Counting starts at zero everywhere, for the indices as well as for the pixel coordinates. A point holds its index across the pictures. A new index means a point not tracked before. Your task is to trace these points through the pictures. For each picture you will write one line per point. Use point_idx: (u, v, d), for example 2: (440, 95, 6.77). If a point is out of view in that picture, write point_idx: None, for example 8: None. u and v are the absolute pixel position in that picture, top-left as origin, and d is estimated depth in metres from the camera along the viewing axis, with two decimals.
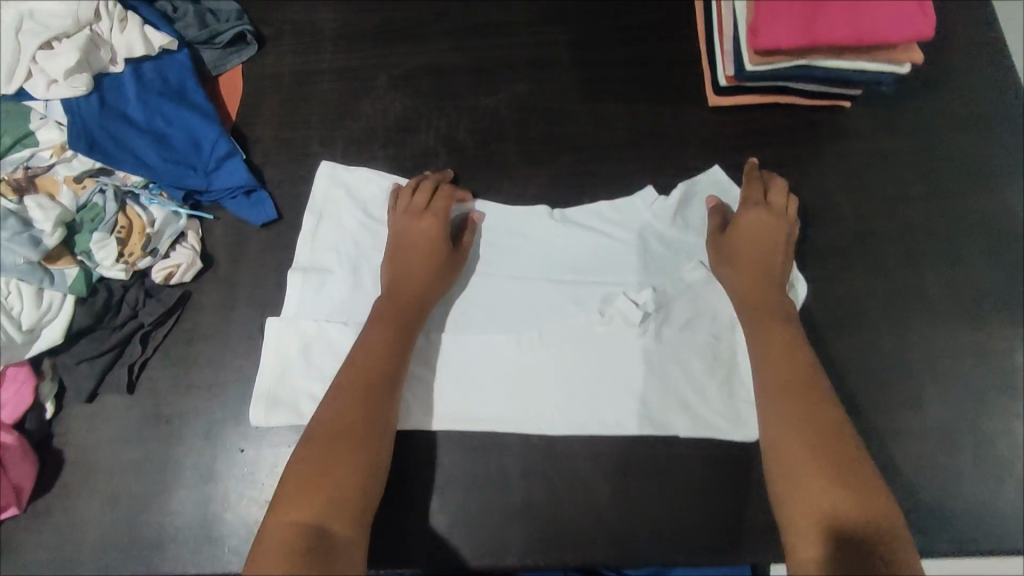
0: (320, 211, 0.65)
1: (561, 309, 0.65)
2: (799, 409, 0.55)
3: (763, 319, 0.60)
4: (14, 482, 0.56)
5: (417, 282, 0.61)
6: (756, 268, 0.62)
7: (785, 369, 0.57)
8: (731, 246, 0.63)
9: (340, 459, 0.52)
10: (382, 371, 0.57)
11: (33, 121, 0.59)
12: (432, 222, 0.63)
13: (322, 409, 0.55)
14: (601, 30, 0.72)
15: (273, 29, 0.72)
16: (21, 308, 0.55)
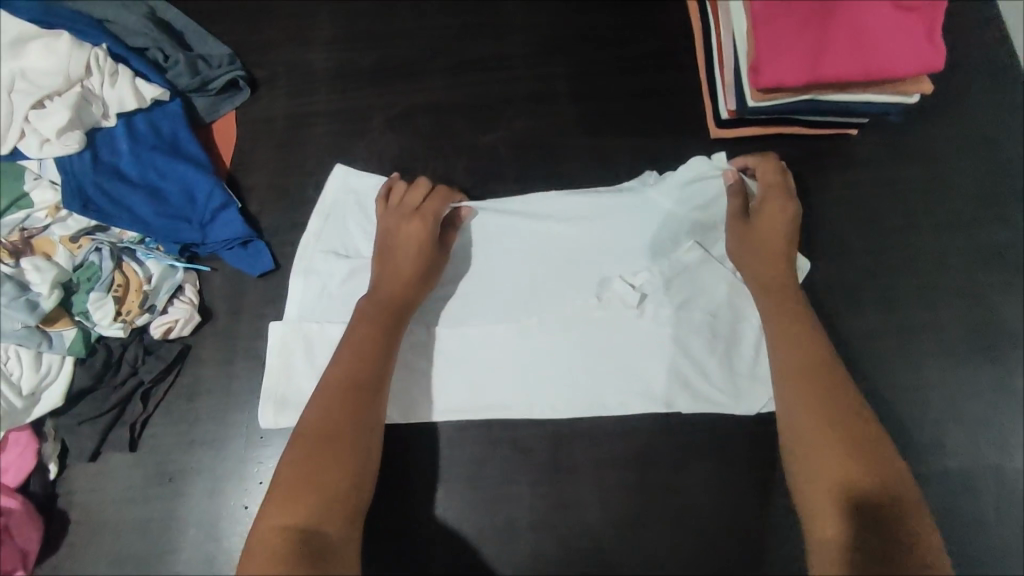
0: (327, 213, 0.65)
1: (556, 294, 0.61)
2: (831, 403, 0.50)
3: (788, 306, 0.55)
4: (20, 546, 0.55)
5: (403, 273, 0.57)
6: (780, 255, 0.57)
7: (812, 362, 0.52)
8: (754, 233, 0.57)
9: (330, 460, 0.49)
10: (368, 368, 0.53)
11: (28, 182, 0.60)
12: (420, 220, 0.58)
13: (308, 409, 0.51)
14: (598, 62, 0.70)
15: (267, 72, 0.72)
16: (21, 373, 0.56)
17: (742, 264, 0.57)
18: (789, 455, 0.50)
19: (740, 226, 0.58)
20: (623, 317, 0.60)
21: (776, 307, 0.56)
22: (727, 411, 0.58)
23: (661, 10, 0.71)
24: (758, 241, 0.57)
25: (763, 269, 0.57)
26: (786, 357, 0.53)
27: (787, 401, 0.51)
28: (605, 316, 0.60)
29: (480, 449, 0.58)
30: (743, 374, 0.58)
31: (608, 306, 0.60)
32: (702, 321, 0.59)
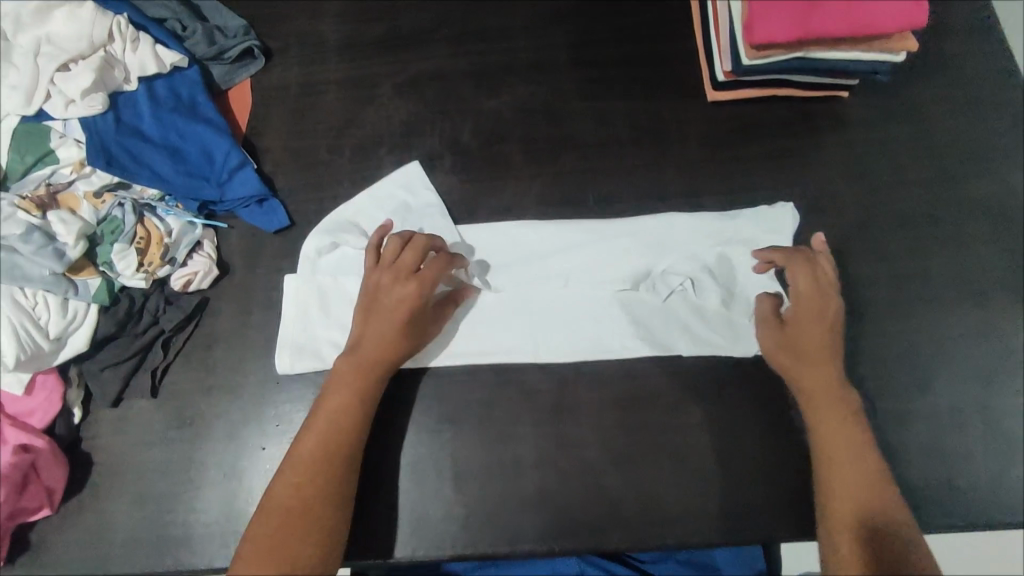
0: (373, 196, 0.68)
1: (567, 247, 0.66)
2: (869, 492, 0.55)
3: (832, 394, 0.58)
4: (47, 484, 0.57)
5: (387, 344, 0.58)
6: (828, 342, 0.59)
7: (851, 451, 0.56)
8: (790, 335, 0.60)
9: (297, 536, 0.52)
10: (341, 442, 0.55)
11: (53, 140, 0.63)
12: (413, 287, 0.58)
13: (280, 477, 0.55)
14: (598, 32, 0.73)
15: (279, 43, 0.75)
16: (48, 317, 0.58)
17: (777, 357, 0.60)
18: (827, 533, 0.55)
19: (778, 330, 0.60)
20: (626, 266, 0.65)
21: (818, 397, 0.58)
22: (724, 354, 0.61)
23: None
24: (802, 338, 0.59)
25: (804, 363, 0.59)
26: (829, 447, 0.56)
27: (830, 486, 0.55)
28: (609, 267, 0.65)
29: (489, 391, 0.61)
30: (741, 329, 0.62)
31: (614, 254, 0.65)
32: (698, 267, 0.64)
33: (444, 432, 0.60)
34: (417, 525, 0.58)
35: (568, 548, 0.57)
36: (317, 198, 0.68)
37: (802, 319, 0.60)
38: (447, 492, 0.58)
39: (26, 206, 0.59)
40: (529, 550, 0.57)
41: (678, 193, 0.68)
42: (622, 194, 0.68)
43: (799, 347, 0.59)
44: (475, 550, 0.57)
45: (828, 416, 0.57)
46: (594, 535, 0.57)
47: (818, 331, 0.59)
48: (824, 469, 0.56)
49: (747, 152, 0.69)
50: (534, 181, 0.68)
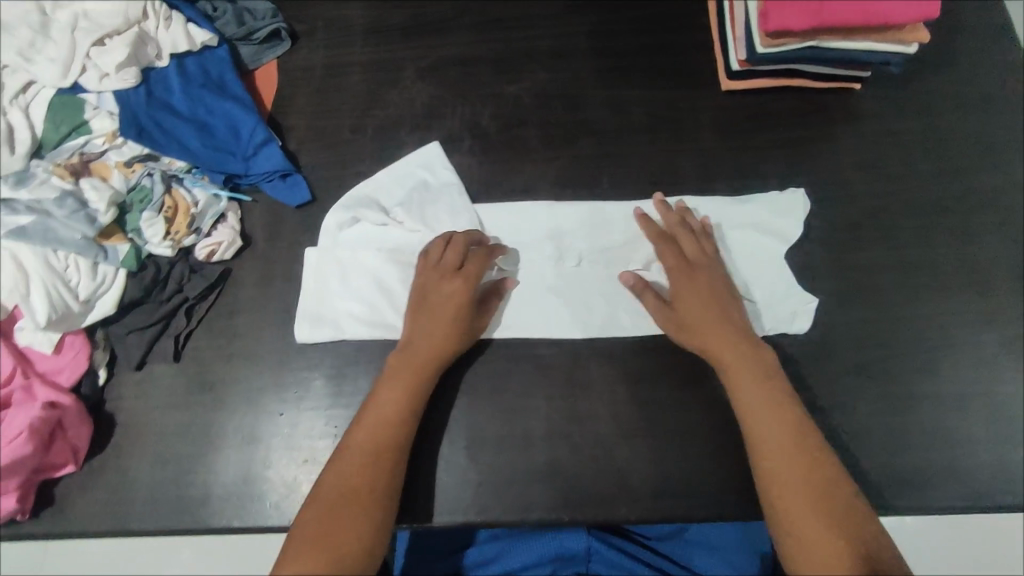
0: (393, 173, 0.70)
1: (582, 228, 0.67)
2: (794, 443, 0.55)
3: (733, 354, 0.59)
4: (72, 443, 0.59)
5: (438, 341, 0.60)
6: (714, 305, 0.61)
7: (768, 415, 0.56)
8: (683, 315, 0.61)
9: (347, 522, 0.53)
10: (394, 435, 0.57)
11: (87, 112, 0.65)
12: (461, 284, 0.61)
13: (332, 469, 0.56)
14: (616, 22, 0.75)
15: (306, 26, 0.77)
16: (79, 281, 0.60)
17: (681, 336, 0.61)
18: (772, 506, 0.54)
19: (669, 313, 0.62)
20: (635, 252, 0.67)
21: (722, 364, 0.59)
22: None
23: None
24: (691, 306, 0.61)
25: (700, 329, 0.60)
26: (748, 409, 0.57)
27: (756, 447, 0.56)
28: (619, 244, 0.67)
29: (503, 364, 0.62)
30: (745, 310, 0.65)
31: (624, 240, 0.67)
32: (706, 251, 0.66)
33: (458, 402, 0.61)
34: (431, 491, 0.59)
35: (579, 518, 0.58)
36: (340, 175, 0.70)
37: (687, 289, 0.62)
38: (461, 461, 0.60)
39: (60, 172, 0.61)
40: (540, 518, 0.58)
41: (692, 179, 0.69)
42: (637, 179, 0.69)
43: (688, 317, 0.61)
44: (487, 517, 0.58)
45: (733, 377, 0.58)
46: (604, 507, 0.58)
47: (704, 297, 0.61)
48: (750, 437, 0.57)
49: (761, 141, 0.70)
50: (551, 163, 0.70)
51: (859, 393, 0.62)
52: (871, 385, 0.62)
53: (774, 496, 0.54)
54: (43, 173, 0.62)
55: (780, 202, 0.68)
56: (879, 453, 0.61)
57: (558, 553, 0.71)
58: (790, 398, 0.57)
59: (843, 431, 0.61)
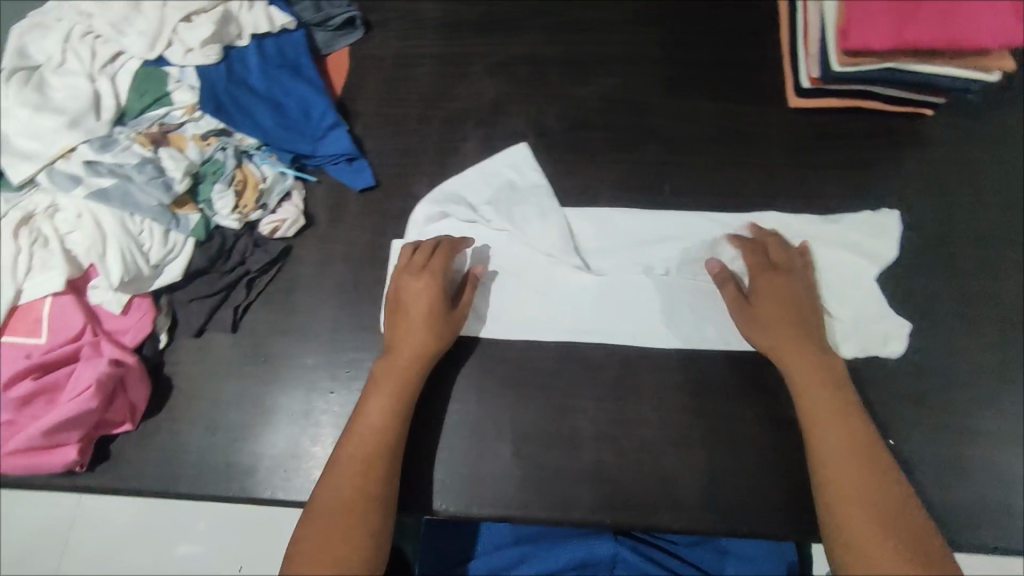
0: (481, 171, 0.70)
1: (662, 239, 0.67)
2: (861, 455, 0.54)
3: (804, 355, 0.59)
4: (131, 401, 0.61)
5: (418, 345, 0.59)
6: (790, 312, 0.61)
7: (838, 417, 0.56)
8: (757, 310, 0.61)
9: (342, 539, 0.52)
10: (379, 441, 0.56)
11: (170, 84, 0.67)
12: (432, 280, 0.61)
13: (325, 481, 0.54)
14: (688, 32, 0.75)
15: (380, 16, 0.78)
16: (151, 246, 0.62)
17: (755, 329, 0.61)
18: (829, 511, 0.53)
19: (742, 307, 0.62)
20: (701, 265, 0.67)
21: (797, 361, 0.59)
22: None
23: None
24: (769, 310, 0.61)
25: (774, 332, 0.60)
26: (814, 416, 0.57)
27: (819, 456, 0.55)
28: (682, 254, 0.67)
29: (553, 363, 0.63)
30: (833, 332, 0.63)
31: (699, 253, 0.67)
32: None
33: (505, 396, 0.62)
34: (474, 482, 0.59)
35: (617, 522, 0.58)
36: (404, 163, 0.71)
37: (764, 294, 0.62)
38: (506, 454, 0.60)
39: (141, 141, 0.64)
40: (581, 517, 0.58)
41: (753, 194, 0.69)
42: (698, 189, 0.69)
43: (762, 321, 0.61)
44: (528, 513, 0.58)
45: (802, 385, 0.58)
46: (645, 513, 0.58)
47: (782, 302, 0.61)
48: (817, 437, 0.56)
49: (828, 160, 0.70)
50: (614, 167, 0.70)
51: (913, 423, 0.61)
52: (927, 416, 0.61)
53: (835, 505, 0.53)
54: (125, 140, 0.64)
55: (880, 228, 0.66)
56: (930, 486, 0.59)
57: (584, 559, 0.70)
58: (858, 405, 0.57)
59: (894, 460, 0.60)
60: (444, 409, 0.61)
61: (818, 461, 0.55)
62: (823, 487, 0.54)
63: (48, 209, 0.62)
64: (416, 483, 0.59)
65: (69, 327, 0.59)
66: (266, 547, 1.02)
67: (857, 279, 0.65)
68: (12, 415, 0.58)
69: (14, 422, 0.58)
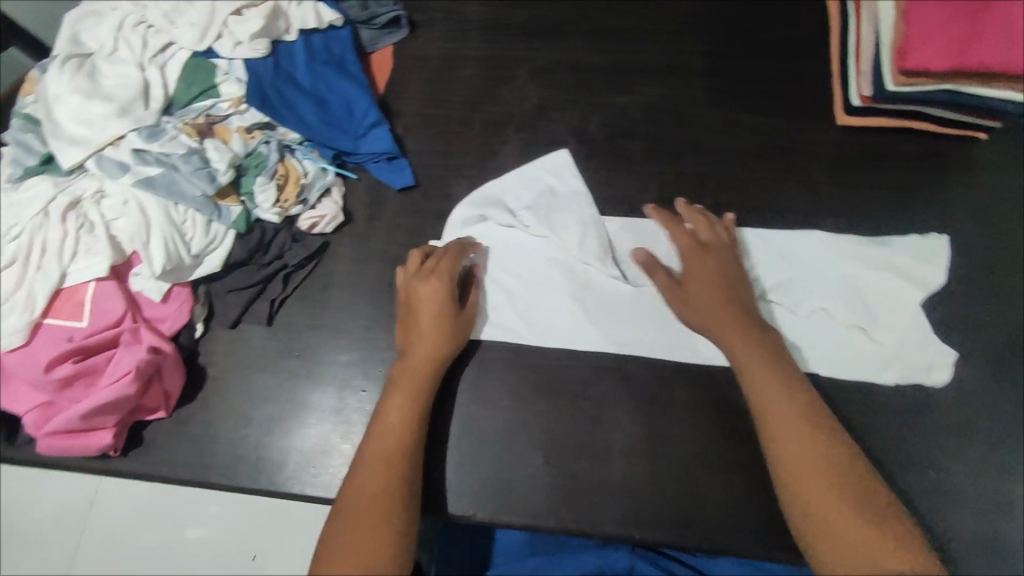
0: (522, 176, 0.70)
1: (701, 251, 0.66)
2: (807, 427, 0.53)
3: (737, 329, 0.59)
4: (166, 388, 0.61)
5: (431, 347, 0.59)
6: (721, 287, 0.61)
7: (778, 390, 0.55)
8: (690, 290, 0.62)
9: (370, 538, 0.51)
10: (400, 441, 0.55)
11: (217, 76, 0.68)
12: (442, 281, 0.61)
13: (350, 483, 0.54)
14: (736, 45, 0.74)
15: (425, 17, 0.78)
16: (193, 236, 0.63)
17: (693, 309, 0.61)
18: (787, 495, 0.52)
19: (674, 289, 0.63)
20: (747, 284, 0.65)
21: (731, 337, 0.59)
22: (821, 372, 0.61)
23: (799, 7, 0.75)
24: (701, 288, 0.61)
25: (708, 311, 0.60)
26: (756, 389, 0.56)
27: (769, 436, 0.54)
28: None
29: (587, 374, 0.62)
30: (876, 355, 0.61)
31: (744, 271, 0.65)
32: (843, 293, 0.64)
33: (537, 404, 0.61)
34: (503, 489, 0.59)
35: (646, 539, 0.57)
36: (444, 165, 0.71)
37: (699, 271, 0.62)
38: (536, 462, 0.59)
39: (188, 131, 0.65)
40: (610, 532, 0.57)
41: (797, 211, 0.67)
42: (741, 203, 0.68)
43: (696, 300, 0.61)
44: (557, 524, 0.58)
45: (741, 359, 0.58)
46: (675, 531, 0.57)
47: (711, 278, 0.62)
48: (761, 418, 0.55)
49: (876, 180, 0.68)
50: (654, 178, 0.69)
51: (955, 454, 0.59)
52: (969, 448, 0.59)
53: (790, 476, 0.52)
54: (172, 130, 0.65)
55: (929, 252, 0.65)
56: (970, 521, 0.58)
57: (600, 570, 0.68)
58: (797, 375, 0.57)
59: (935, 492, 0.58)
60: (476, 414, 0.61)
61: (767, 434, 0.54)
62: (779, 471, 0.53)
63: (94, 195, 0.62)
64: (445, 487, 0.59)
65: (110, 313, 0.60)
66: (278, 537, 1.02)
67: (903, 304, 0.63)
68: (51, 396, 0.59)
69: (53, 404, 0.59)
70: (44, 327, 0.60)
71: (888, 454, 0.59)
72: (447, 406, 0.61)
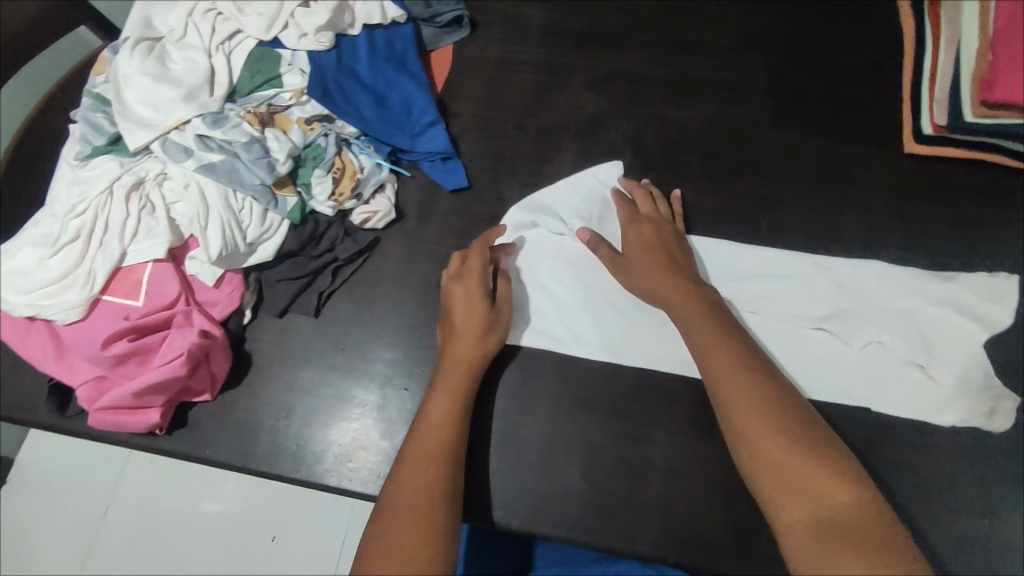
0: (575, 185, 0.69)
1: (753, 273, 0.65)
2: (753, 378, 0.53)
3: (678, 291, 0.60)
4: (213, 371, 0.62)
5: (469, 348, 0.59)
6: (659, 250, 0.63)
7: (722, 344, 0.55)
8: (630, 258, 0.64)
9: (411, 537, 0.51)
10: (441, 444, 0.55)
11: (282, 67, 0.68)
12: (477, 281, 0.61)
13: (392, 484, 0.54)
14: (802, 64, 0.72)
15: (486, 18, 0.78)
16: (250, 224, 0.64)
17: (635, 278, 0.63)
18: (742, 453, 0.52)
19: (615, 260, 0.64)
20: (800, 310, 0.63)
21: (674, 300, 0.60)
22: (873, 409, 0.59)
23: (870, 30, 0.73)
24: (639, 255, 0.63)
25: (650, 276, 0.62)
26: (698, 342, 0.56)
27: (719, 393, 0.54)
28: (776, 292, 0.64)
29: (630, 389, 0.61)
30: (934, 394, 0.59)
31: (798, 297, 0.63)
32: (900, 327, 0.61)
33: (578, 416, 0.61)
34: (539, 499, 0.58)
35: (684, 563, 0.56)
36: (498, 168, 0.71)
37: (637, 240, 0.64)
38: (574, 476, 0.59)
39: (250, 119, 0.65)
40: (646, 553, 0.56)
41: (857, 238, 0.65)
42: (798, 226, 0.66)
43: (636, 268, 0.63)
44: (592, 540, 0.57)
45: (684, 317, 0.59)
46: (713, 557, 0.56)
47: (648, 244, 0.63)
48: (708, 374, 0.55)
49: (943, 212, 0.66)
50: (709, 196, 0.68)
51: (1015, 503, 0.56)
52: None
53: (739, 421, 0.52)
54: (235, 117, 0.66)
55: (997, 291, 0.62)
56: None
57: None
58: (736, 329, 0.57)
59: (993, 543, 0.55)
60: (517, 421, 0.61)
61: (710, 382, 0.54)
62: (733, 430, 0.52)
63: (157, 177, 0.64)
64: (483, 493, 0.58)
65: (166, 293, 0.61)
66: (299, 520, 1.03)
67: (964, 343, 0.60)
68: (105, 371, 0.60)
69: (106, 378, 0.61)
70: (102, 303, 0.61)
71: (945, 500, 0.56)
72: (489, 411, 0.61)
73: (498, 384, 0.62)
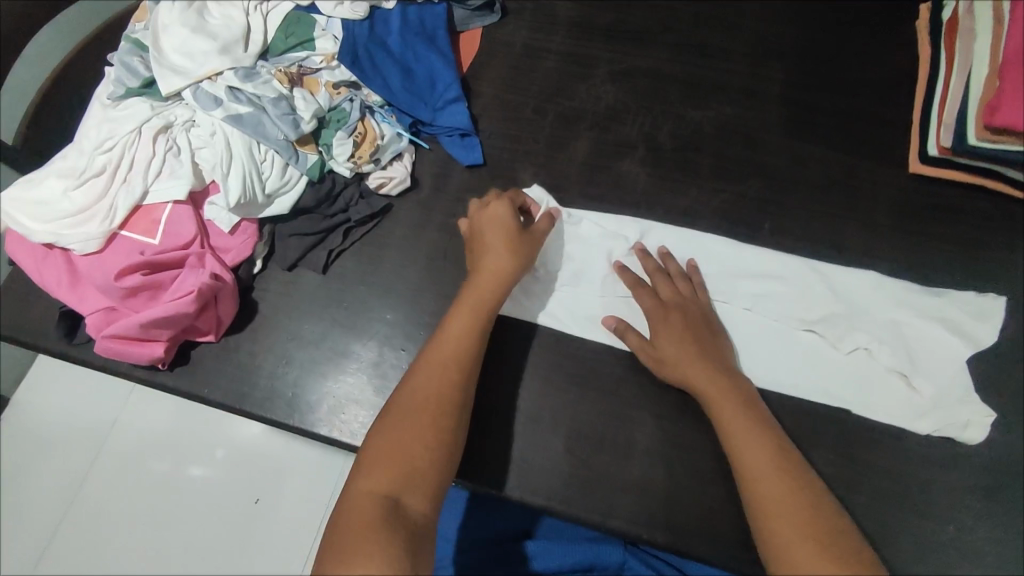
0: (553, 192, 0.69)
1: (751, 272, 0.66)
2: (777, 464, 0.53)
3: (711, 377, 0.58)
4: (219, 315, 0.64)
5: (495, 262, 0.61)
6: (690, 336, 0.61)
7: (752, 428, 0.55)
8: (666, 351, 0.60)
9: (413, 438, 0.53)
10: (456, 356, 0.57)
11: (316, 31, 0.72)
12: (504, 206, 0.63)
13: (406, 384, 0.56)
14: (817, 79, 0.75)
15: (516, 5, 0.80)
16: (270, 176, 0.65)
17: (673, 370, 0.60)
18: (768, 554, 0.50)
19: (648, 354, 0.61)
20: (795, 311, 0.64)
21: (705, 387, 0.58)
22: (855, 413, 0.60)
23: (886, 51, 0.76)
24: (671, 345, 0.60)
25: (683, 366, 0.59)
26: (736, 446, 0.55)
27: (745, 477, 0.53)
28: (773, 292, 0.65)
29: (620, 371, 0.63)
30: (912, 404, 0.60)
31: (792, 298, 0.65)
32: (890, 337, 0.63)
33: (568, 392, 0.62)
34: (521, 466, 0.60)
35: (655, 540, 0.57)
36: (514, 149, 0.73)
37: (668, 330, 0.61)
38: (557, 447, 0.60)
39: (280, 78, 0.68)
40: (621, 527, 0.57)
41: (855, 248, 0.67)
42: (799, 233, 0.68)
43: (670, 358, 0.60)
44: (567, 509, 0.58)
45: (714, 398, 0.57)
46: (685, 539, 0.57)
47: (681, 332, 0.61)
48: (735, 460, 0.54)
49: (941, 232, 0.68)
50: (715, 195, 0.70)
51: (984, 517, 0.57)
52: (999, 514, 0.57)
53: (766, 513, 0.51)
54: (266, 74, 0.68)
55: (980, 309, 0.64)
56: None
57: (591, 563, 0.68)
58: (769, 416, 0.57)
59: (957, 552, 0.56)
60: (509, 391, 0.63)
61: (745, 483, 0.53)
62: (759, 523, 0.51)
63: (185, 123, 0.66)
64: (467, 455, 0.60)
65: (181, 234, 0.63)
66: (282, 482, 1.03)
67: (952, 357, 0.62)
68: (116, 302, 0.62)
69: (115, 309, 0.63)
70: (119, 237, 0.63)
71: (914, 505, 0.57)
72: (482, 378, 0.63)
73: (494, 356, 0.64)
